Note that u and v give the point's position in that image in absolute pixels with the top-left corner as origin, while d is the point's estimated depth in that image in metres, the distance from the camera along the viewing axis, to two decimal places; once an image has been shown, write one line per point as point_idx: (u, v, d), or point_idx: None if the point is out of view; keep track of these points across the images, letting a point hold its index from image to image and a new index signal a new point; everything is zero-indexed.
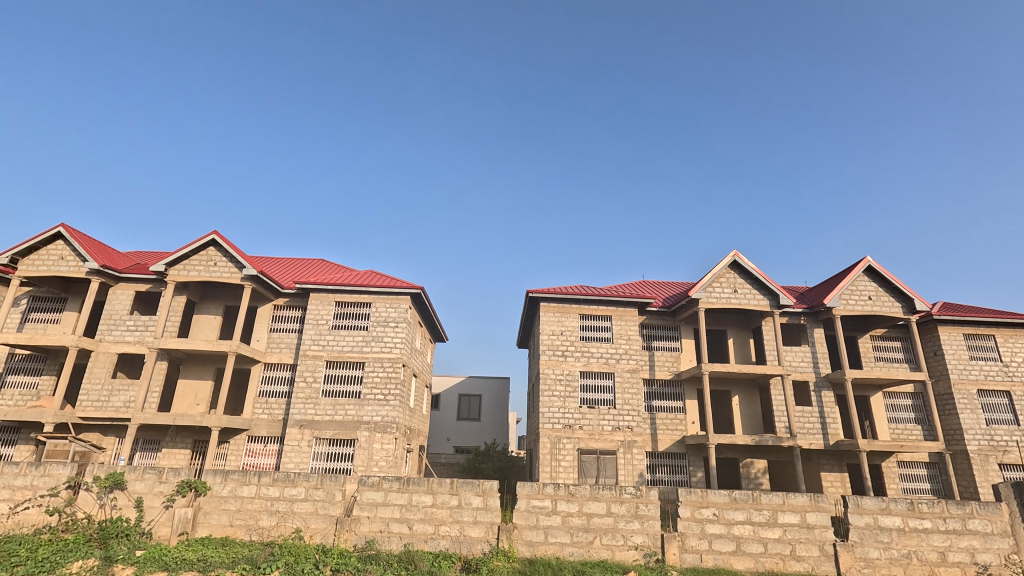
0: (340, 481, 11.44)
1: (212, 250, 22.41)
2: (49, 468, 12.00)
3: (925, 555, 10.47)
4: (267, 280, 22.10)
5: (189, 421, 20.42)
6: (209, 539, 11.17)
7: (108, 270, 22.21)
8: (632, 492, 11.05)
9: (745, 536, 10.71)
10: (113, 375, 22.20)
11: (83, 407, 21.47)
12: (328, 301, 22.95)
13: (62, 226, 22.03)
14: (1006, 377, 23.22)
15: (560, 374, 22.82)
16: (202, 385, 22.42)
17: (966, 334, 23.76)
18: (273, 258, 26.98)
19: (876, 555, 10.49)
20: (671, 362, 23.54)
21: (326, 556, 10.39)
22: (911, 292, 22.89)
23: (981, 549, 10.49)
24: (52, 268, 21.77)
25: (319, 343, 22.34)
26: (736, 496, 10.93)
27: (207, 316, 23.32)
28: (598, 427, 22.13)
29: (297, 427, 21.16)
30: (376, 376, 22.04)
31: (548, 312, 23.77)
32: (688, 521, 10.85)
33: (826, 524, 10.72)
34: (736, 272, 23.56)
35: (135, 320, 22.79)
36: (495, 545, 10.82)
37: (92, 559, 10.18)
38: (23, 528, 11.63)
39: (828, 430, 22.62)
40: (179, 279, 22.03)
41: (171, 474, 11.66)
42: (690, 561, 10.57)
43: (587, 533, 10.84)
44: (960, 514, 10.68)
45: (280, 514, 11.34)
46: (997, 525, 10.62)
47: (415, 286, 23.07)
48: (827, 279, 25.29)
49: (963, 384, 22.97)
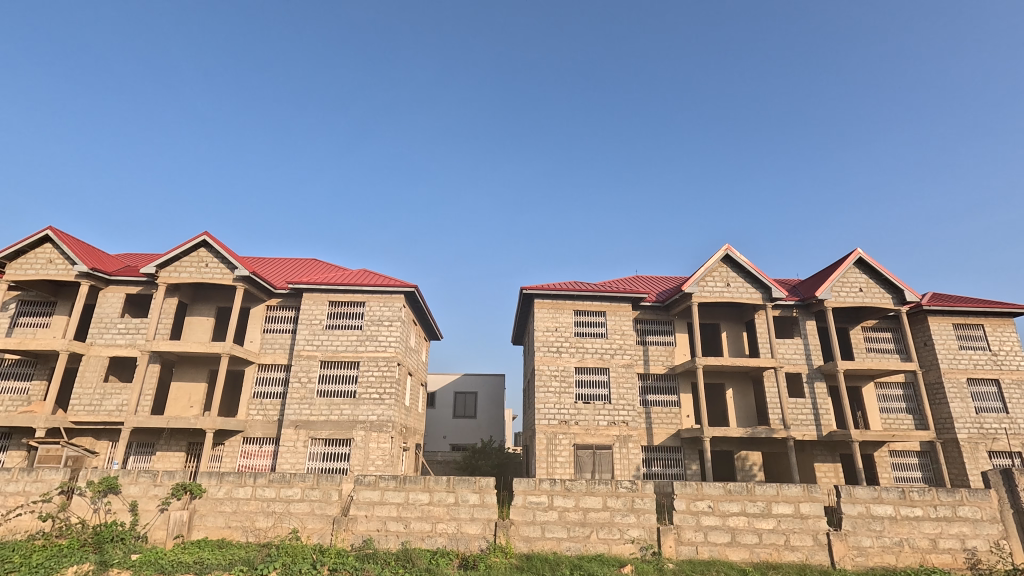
0: (336, 481, 11.43)
1: (204, 252, 22.26)
2: (41, 473, 11.92)
3: (917, 542, 10.61)
4: (259, 280, 21.96)
5: (183, 424, 20.30)
6: (205, 541, 11.13)
7: (98, 272, 21.99)
8: (628, 487, 11.12)
9: (740, 527, 10.81)
10: (104, 380, 22.02)
11: (75, 411, 21.27)
12: (321, 300, 22.87)
13: (49, 230, 21.77)
14: (994, 365, 23.52)
15: (556, 370, 22.87)
16: (195, 387, 22.30)
17: (956, 324, 24.01)
18: (264, 258, 26.83)
19: (869, 544, 10.62)
20: (665, 356, 23.69)
21: (323, 556, 10.40)
22: (901, 284, 23.11)
23: (972, 535, 10.64)
24: (41, 272, 21.55)
25: (313, 343, 22.28)
26: (731, 488, 11.05)
27: (199, 318, 23.15)
28: (594, 422, 22.22)
29: (293, 427, 21.09)
30: (370, 375, 21.99)
31: (541, 309, 23.79)
32: (684, 514, 10.95)
33: (820, 514, 10.84)
34: (729, 267, 23.67)
35: (127, 323, 22.63)
36: (492, 541, 10.86)
37: (87, 564, 10.14)
38: (16, 534, 11.55)
39: (821, 422, 22.79)
40: (169, 281, 21.86)
41: (165, 477, 11.64)
42: (686, 553, 10.66)
43: (584, 527, 10.90)
44: (950, 501, 10.82)
45: (277, 515, 11.32)
46: (986, 512, 10.76)
47: (409, 284, 23.01)
48: (818, 272, 25.48)
49: (953, 373, 23.24)
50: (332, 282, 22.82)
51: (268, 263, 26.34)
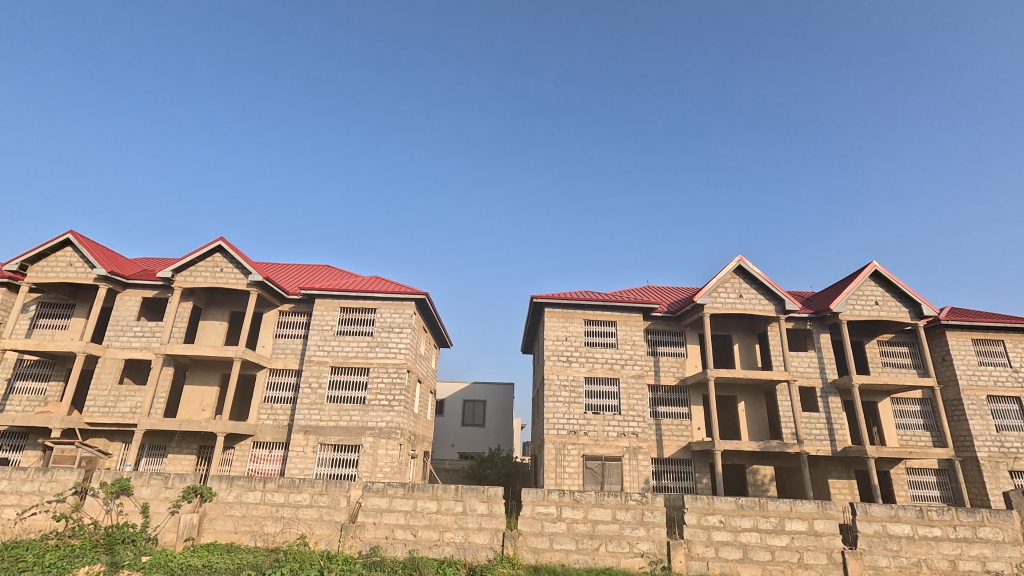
0: (344, 487, 11.47)
1: (219, 257, 22.54)
2: (55, 473, 12.05)
3: (936, 563, 10.35)
4: (273, 286, 22.18)
5: (195, 427, 20.46)
6: (214, 545, 11.17)
7: (115, 276, 22.36)
8: (638, 499, 11.01)
9: (752, 543, 10.61)
10: (119, 382, 22.32)
11: (90, 412, 21.54)
12: (333, 306, 23.02)
13: (70, 233, 22.19)
14: (1015, 382, 23.00)
15: (565, 380, 22.77)
16: (208, 391, 22.50)
17: (975, 340, 23.56)
18: (277, 264, 27.09)
19: (885, 563, 10.38)
20: (676, 367, 23.48)
21: (330, 563, 10.38)
22: (918, 297, 22.75)
23: (993, 558, 10.36)
24: (61, 275, 21.94)
25: (324, 348, 22.40)
26: (743, 503, 10.88)
27: (213, 322, 23.42)
28: (603, 433, 22.05)
29: (302, 432, 21.18)
30: (380, 382, 22.04)
31: (552, 318, 23.69)
32: (694, 528, 10.79)
33: (835, 532, 10.61)
34: (741, 278, 23.48)
35: (142, 326, 22.94)
36: (500, 551, 10.75)
37: (98, 565, 10.21)
38: (29, 534, 11.69)
39: (835, 437, 22.40)
40: (184, 285, 22.15)
41: (177, 480, 11.70)
42: (696, 568, 10.49)
43: (592, 540, 10.78)
44: (971, 521, 10.57)
45: (285, 521, 11.34)
46: (1009, 533, 10.47)
47: (420, 291, 23.05)
48: (833, 284, 25.18)
49: (972, 390, 22.76)
50: (344, 289, 22.97)
51: (282, 269, 26.62)
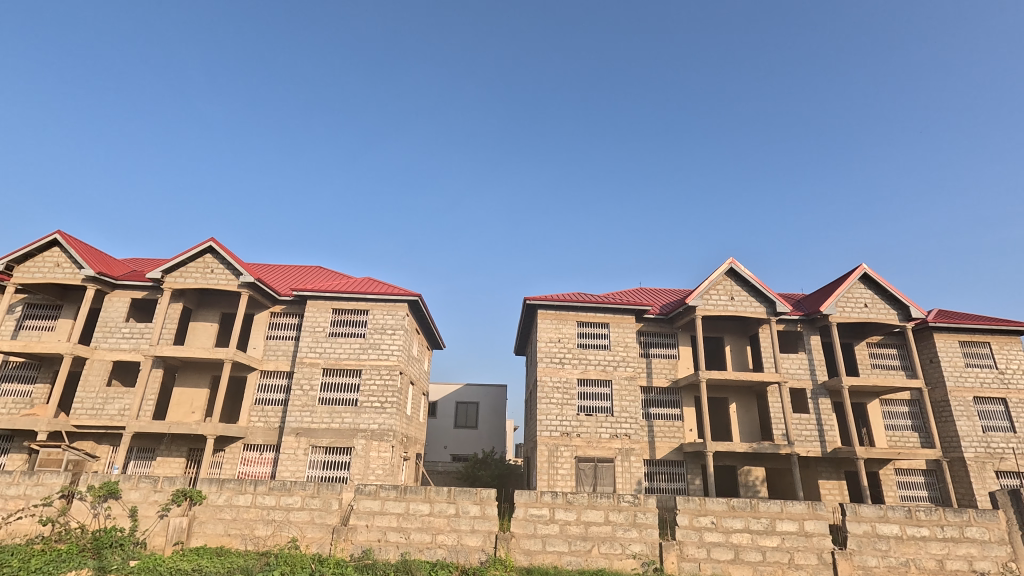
0: (337, 489, 11.39)
1: (210, 257, 22.37)
2: (42, 476, 11.89)
3: (924, 563, 10.45)
4: (264, 287, 22.02)
5: (185, 430, 20.26)
6: (204, 548, 11.10)
7: (104, 276, 22.12)
8: (630, 501, 11.04)
9: (743, 544, 10.66)
10: (108, 384, 22.09)
11: (77, 415, 21.29)
12: (325, 308, 22.91)
13: (58, 233, 21.94)
14: (1001, 383, 23.32)
15: (558, 382, 22.79)
16: (198, 394, 22.30)
17: (962, 342, 23.86)
18: (270, 265, 26.94)
19: (875, 563, 10.46)
20: (669, 369, 23.57)
21: (322, 566, 10.32)
22: (906, 299, 23.02)
23: (979, 557, 10.47)
24: (48, 276, 21.68)
25: (316, 350, 22.28)
26: (735, 505, 10.92)
27: (203, 324, 23.23)
28: (596, 435, 22.09)
29: (294, 434, 21.04)
30: (373, 384, 21.95)
31: (545, 320, 23.70)
32: (687, 530, 10.81)
33: (825, 532, 10.68)
34: (733, 280, 23.64)
35: (131, 328, 22.69)
36: (492, 554, 10.75)
37: (85, 570, 10.09)
38: (14, 538, 11.46)
39: (826, 438, 22.55)
40: (174, 286, 21.95)
41: (166, 483, 11.59)
42: (688, 569, 10.51)
43: (585, 542, 10.79)
44: (958, 521, 10.69)
45: (276, 524, 11.26)
46: (995, 532, 10.59)
47: (413, 293, 23.00)
48: (824, 286, 25.41)
49: (959, 391, 23.03)
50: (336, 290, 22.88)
51: (274, 270, 26.46)
